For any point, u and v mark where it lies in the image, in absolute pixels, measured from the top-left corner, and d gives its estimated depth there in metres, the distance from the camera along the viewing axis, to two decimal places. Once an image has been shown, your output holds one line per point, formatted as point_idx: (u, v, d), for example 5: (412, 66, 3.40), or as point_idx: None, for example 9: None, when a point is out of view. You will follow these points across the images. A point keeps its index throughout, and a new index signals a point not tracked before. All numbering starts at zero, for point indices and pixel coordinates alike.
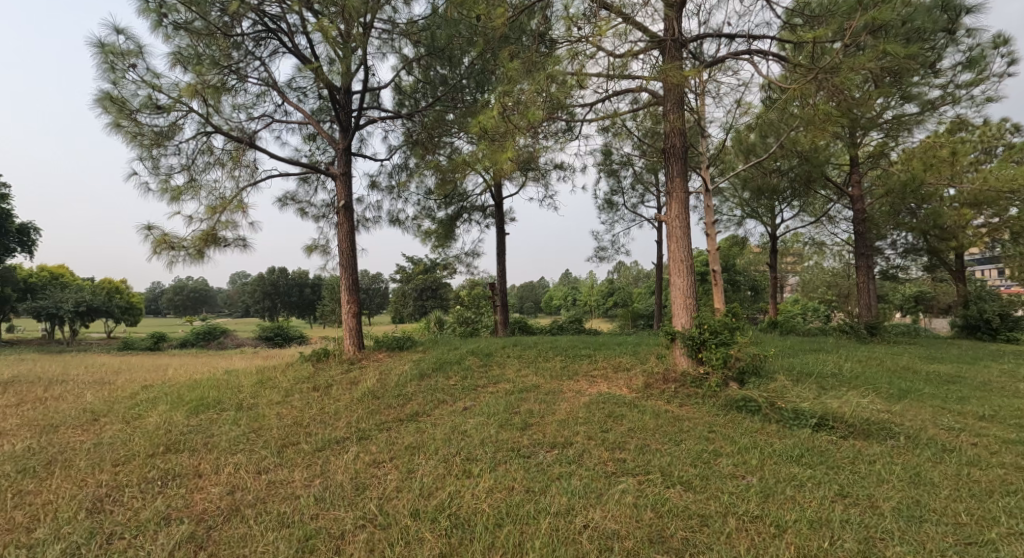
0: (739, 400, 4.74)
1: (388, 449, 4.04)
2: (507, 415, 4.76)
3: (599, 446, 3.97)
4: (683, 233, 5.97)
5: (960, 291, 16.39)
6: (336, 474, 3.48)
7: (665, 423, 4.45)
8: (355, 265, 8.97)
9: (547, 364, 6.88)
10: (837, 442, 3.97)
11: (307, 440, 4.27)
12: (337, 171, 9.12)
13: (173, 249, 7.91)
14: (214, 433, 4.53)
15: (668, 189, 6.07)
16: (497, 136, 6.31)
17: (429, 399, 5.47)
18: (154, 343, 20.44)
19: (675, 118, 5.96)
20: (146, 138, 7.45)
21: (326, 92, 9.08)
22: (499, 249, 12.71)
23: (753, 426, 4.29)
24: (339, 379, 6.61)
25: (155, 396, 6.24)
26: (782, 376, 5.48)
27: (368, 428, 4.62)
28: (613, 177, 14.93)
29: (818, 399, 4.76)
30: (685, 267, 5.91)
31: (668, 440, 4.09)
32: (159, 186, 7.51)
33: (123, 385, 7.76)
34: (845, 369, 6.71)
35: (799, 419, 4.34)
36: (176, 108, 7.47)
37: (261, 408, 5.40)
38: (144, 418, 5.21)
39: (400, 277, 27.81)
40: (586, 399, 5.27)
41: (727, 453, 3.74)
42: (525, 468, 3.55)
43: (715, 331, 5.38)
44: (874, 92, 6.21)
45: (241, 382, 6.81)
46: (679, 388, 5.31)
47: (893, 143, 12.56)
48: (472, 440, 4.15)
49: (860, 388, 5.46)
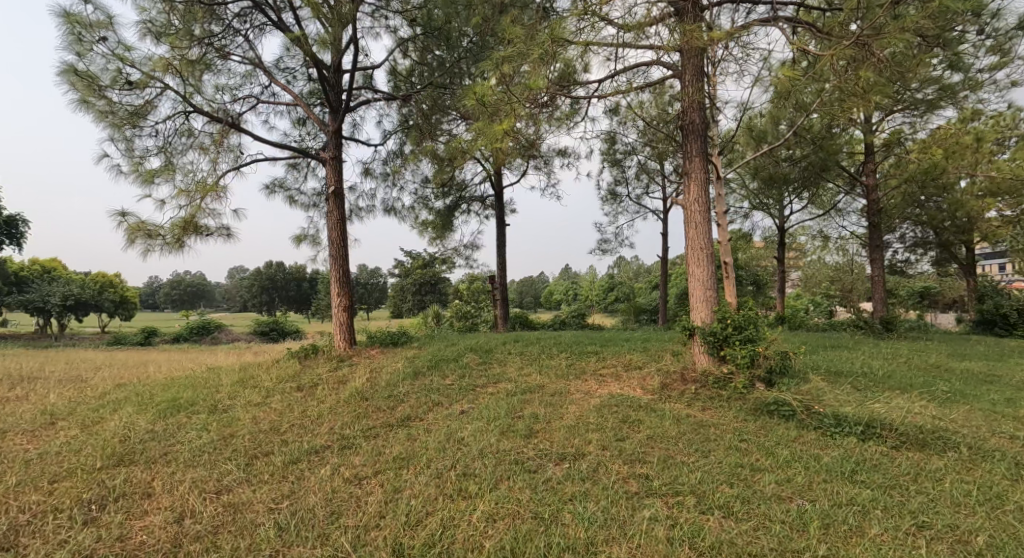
0: (769, 403, 4.23)
1: (373, 461, 3.52)
2: (509, 421, 4.23)
3: (615, 459, 3.45)
4: (703, 219, 5.40)
5: (971, 286, 15.91)
6: (309, 492, 2.99)
7: (687, 430, 3.93)
8: (345, 256, 8.41)
9: (551, 362, 6.35)
10: (887, 453, 3.47)
11: (281, 450, 3.73)
12: (327, 155, 8.56)
13: (148, 236, 7.36)
14: (177, 441, 4.00)
15: (686, 170, 5.52)
16: (498, 111, 5.60)
17: (422, 401, 4.95)
18: (145, 339, 19.96)
19: (694, 92, 5.37)
20: (118, 117, 6.89)
21: (314, 72, 8.50)
22: (499, 241, 12.25)
23: (788, 434, 3.77)
24: (326, 377, 6.08)
25: (123, 398, 5.71)
26: (815, 377, 4.93)
27: (352, 435, 4.09)
28: (617, 167, 14.41)
29: (859, 403, 4.22)
30: (704, 256, 5.35)
31: (694, 451, 3.56)
32: (132, 170, 6.94)
33: (96, 383, 7.21)
34: (877, 368, 6.14)
35: (841, 426, 3.82)
36: (149, 84, 6.89)
37: (235, 411, 4.88)
38: (104, 422, 4.68)
39: (399, 272, 27.16)
40: (597, 402, 4.74)
41: (767, 466, 3.23)
42: (532, 488, 3.04)
43: (738, 326, 4.93)
44: (915, 62, 5.63)
45: (220, 382, 6.28)
46: (700, 390, 4.77)
47: (908, 132, 11.94)
48: (469, 451, 3.64)
49: (898, 390, 4.94)
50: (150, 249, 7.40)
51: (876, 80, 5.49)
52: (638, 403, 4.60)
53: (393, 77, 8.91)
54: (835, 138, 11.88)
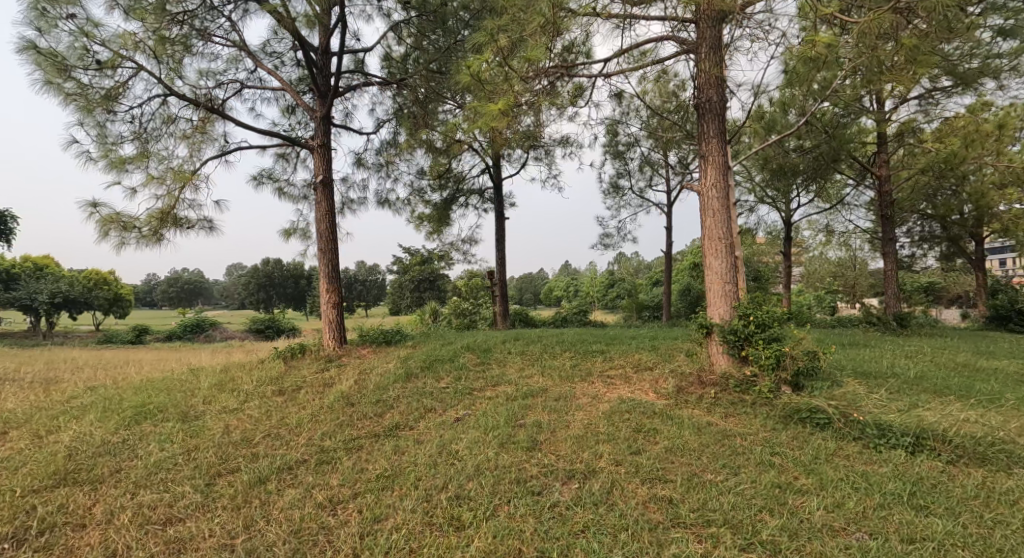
0: (800, 409, 3.77)
1: (353, 481, 3.09)
2: (509, 430, 3.77)
3: (632, 477, 3.01)
4: (722, 207, 4.92)
5: (981, 281, 15.49)
6: (269, 534, 2.55)
7: (711, 442, 3.47)
8: (334, 250, 7.93)
9: (554, 363, 5.89)
10: (943, 471, 3.03)
11: (249, 467, 3.27)
12: (315, 142, 8.08)
13: (123, 228, 6.90)
14: (134, 457, 3.54)
15: (702, 153, 5.05)
16: (494, 86, 5.07)
17: (413, 408, 4.47)
18: (136, 336, 19.43)
19: (711, 68, 4.89)
20: (88, 100, 6.41)
21: (301, 56, 8.00)
22: (498, 235, 11.80)
23: (827, 447, 3.33)
24: (310, 380, 5.59)
25: (88, 403, 5.25)
26: (849, 380, 4.44)
27: (332, 448, 3.62)
28: (619, 159, 13.92)
29: (904, 410, 3.75)
30: (722, 247, 4.87)
31: (722, 468, 3.10)
32: (102, 156, 6.46)
33: (66, 386, 6.73)
34: (908, 369, 5.64)
35: (887, 437, 3.37)
36: (120, 63, 6.35)
37: (206, 420, 4.41)
38: (60, 432, 4.21)
39: (398, 268, 26.61)
40: (606, 408, 4.27)
41: (809, 486, 2.79)
42: (536, 516, 2.65)
43: (761, 324, 4.46)
44: (958, 31, 5.05)
45: (196, 385, 5.81)
46: (720, 394, 4.31)
47: (923, 120, 11.43)
48: (463, 467, 3.20)
49: (937, 395, 4.47)
50: (125, 243, 6.94)
51: (920, 51, 4.90)
52: (652, 410, 4.13)
53: (387, 62, 8.42)
54: (849, 126, 11.33)
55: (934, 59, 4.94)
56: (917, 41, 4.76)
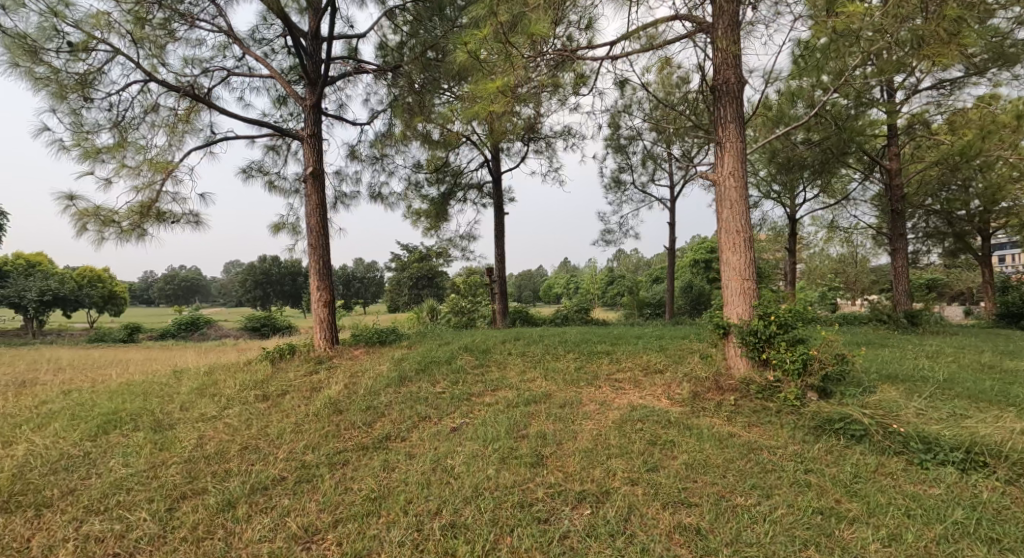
0: (832, 418, 3.40)
1: (336, 505, 2.76)
2: (511, 443, 3.40)
3: (651, 500, 2.68)
4: (741, 197, 4.55)
5: (989, 278, 15.17)
6: None
7: (736, 456, 3.11)
8: (326, 245, 7.54)
9: (558, 365, 5.51)
10: (1005, 494, 2.69)
11: (218, 488, 2.92)
12: (305, 132, 7.69)
13: (101, 222, 6.51)
14: (92, 474, 3.17)
15: (718, 139, 4.68)
16: (494, 65, 4.65)
17: (406, 415, 4.11)
18: (128, 335, 18.96)
19: (729, 46, 4.50)
20: (62, 85, 6.01)
21: (290, 41, 7.60)
22: (497, 230, 11.41)
23: (866, 463, 2.98)
24: (297, 384, 5.20)
25: (57, 410, 4.87)
26: (881, 386, 4.07)
27: (314, 464, 3.24)
28: (621, 153, 13.55)
29: (947, 420, 3.39)
30: (741, 241, 4.50)
31: (751, 490, 2.74)
32: (76, 145, 6.07)
33: (40, 389, 6.36)
34: (934, 370, 5.29)
35: (933, 453, 3.02)
36: (94, 46, 5.94)
37: (179, 430, 4.02)
38: (18, 444, 3.83)
39: (397, 265, 26.24)
40: (616, 416, 3.91)
41: (856, 513, 2.50)
42: (544, 553, 2.38)
43: (783, 324, 4.10)
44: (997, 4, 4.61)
45: (175, 389, 5.42)
46: (741, 401, 3.95)
47: (934, 111, 11.04)
48: (459, 488, 2.85)
49: (975, 402, 4.10)
50: (103, 238, 6.56)
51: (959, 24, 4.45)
52: (667, 418, 3.77)
53: (381, 50, 8.03)
54: (860, 117, 10.93)
55: (972, 33, 4.51)
56: (958, 11, 4.30)
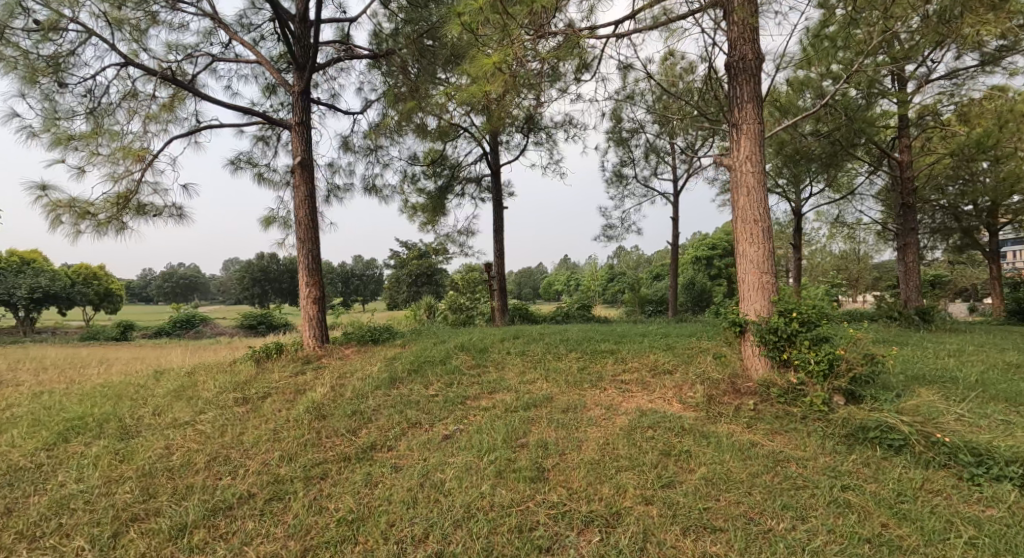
0: (866, 426, 3.05)
1: (308, 532, 2.43)
2: (507, 454, 3.04)
3: (667, 524, 2.36)
4: (758, 183, 4.19)
5: (998, 274, 14.82)
6: None
7: (760, 471, 2.75)
8: (315, 238, 7.17)
9: (560, 365, 5.15)
10: None
11: (174, 508, 2.60)
12: (293, 120, 7.33)
13: (75, 215, 6.15)
14: (36, 493, 2.83)
15: (734, 121, 4.32)
16: (492, 40, 4.25)
17: (394, 421, 3.77)
18: (121, 334, 18.50)
19: (746, 18, 4.13)
20: (30, 67, 5.63)
21: (277, 24, 7.22)
22: (495, 225, 11.04)
23: (911, 479, 2.64)
24: (280, 386, 4.84)
25: (20, 414, 4.51)
26: (914, 390, 3.72)
27: (288, 478, 2.88)
28: (624, 146, 13.17)
29: (997, 429, 3.03)
30: (760, 231, 4.13)
31: (783, 511, 2.41)
32: (47, 132, 5.71)
33: (11, 391, 6.01)
34: (962, 371, 4.93)
35: (986, 467, 2.68)
36: (64, 25, 5.56)
37: (145, 438, 3.66)
38: None
39: (396, 262, 25.91)
40: (624, 422, 3.56)
41: (909, 542, 2.20)
42: None
43: (806, 321, 3.75)
44: None
45: (150, 391, 5.08)
46: (762, 406, 3.60)
47: (946, 101, 10.61)
48: (448, 508, 2.50)
49: (1015, 407, 3.74)
50: (79, 232, 6.20)
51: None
52: (681, 424, 3.42)
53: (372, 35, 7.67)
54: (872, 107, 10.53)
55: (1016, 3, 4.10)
56: None
